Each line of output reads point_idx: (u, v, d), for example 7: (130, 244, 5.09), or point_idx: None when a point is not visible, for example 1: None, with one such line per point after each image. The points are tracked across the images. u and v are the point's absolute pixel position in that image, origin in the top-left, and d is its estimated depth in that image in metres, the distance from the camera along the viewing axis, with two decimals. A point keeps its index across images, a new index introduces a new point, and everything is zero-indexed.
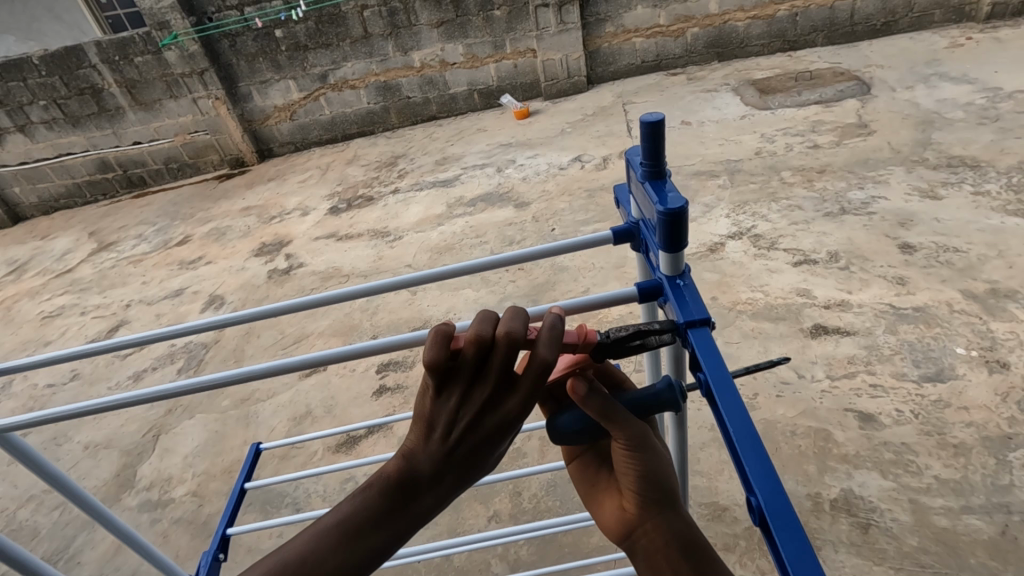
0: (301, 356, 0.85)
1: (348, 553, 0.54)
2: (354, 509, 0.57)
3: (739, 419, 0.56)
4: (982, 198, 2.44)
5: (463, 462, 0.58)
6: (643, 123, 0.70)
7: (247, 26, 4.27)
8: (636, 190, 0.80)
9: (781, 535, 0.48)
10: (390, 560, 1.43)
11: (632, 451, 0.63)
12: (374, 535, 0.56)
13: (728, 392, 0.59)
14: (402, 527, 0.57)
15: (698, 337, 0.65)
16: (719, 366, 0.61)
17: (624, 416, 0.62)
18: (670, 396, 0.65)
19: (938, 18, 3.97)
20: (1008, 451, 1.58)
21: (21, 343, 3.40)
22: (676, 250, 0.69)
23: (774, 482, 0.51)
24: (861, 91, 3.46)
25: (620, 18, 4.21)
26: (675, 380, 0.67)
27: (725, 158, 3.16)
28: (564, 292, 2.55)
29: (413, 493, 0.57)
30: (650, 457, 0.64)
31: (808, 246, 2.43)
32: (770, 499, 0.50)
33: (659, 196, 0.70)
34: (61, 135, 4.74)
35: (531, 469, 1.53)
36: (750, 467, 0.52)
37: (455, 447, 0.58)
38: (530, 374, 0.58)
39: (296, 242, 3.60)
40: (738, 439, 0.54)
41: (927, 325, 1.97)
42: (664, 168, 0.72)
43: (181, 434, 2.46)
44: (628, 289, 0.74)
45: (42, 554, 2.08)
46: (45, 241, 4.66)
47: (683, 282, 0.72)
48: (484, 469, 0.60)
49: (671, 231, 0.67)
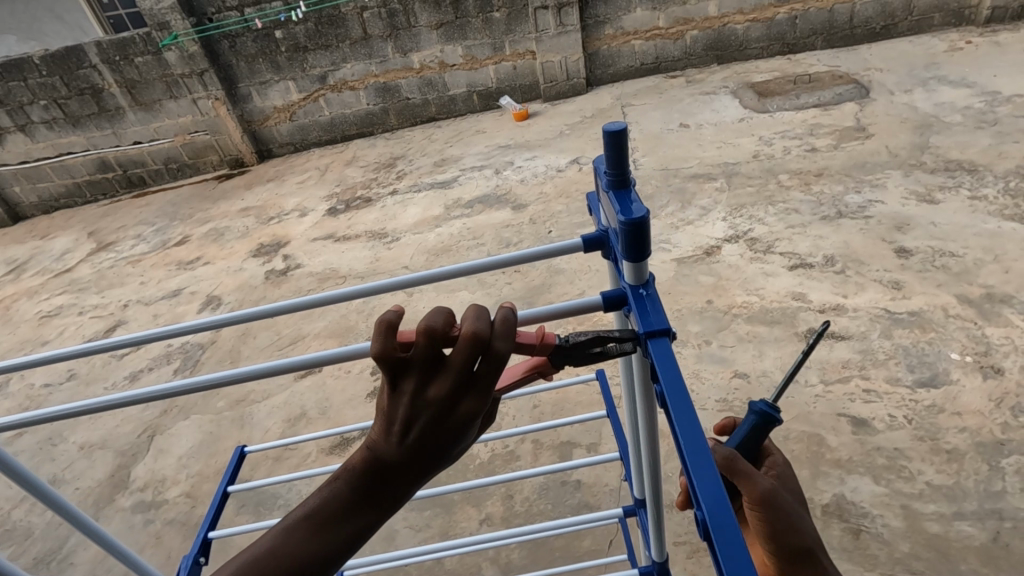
0: (298, 357, 0.85)
1: (321, 543, 0.56)
2: (323, 500, 0.57)
3: (693, 431, 0.55)
4: (980, 202, 2.44)
5: (431, 454, 0.56)
6: (606, 131, 0.69)
7: (247, 26, 4.28)
8: (603, 198, 0.79)
9: (725, 553, 0.47)
10: (381, 563, 1.42)
11: (757, 510, 0.66)
12: (345, 522, 0.56)
13: (681, 404, 0.58)
14: (374, 512, 0.57)
15: (657, 348, 0.64)
16: (675, 375, 0.60)
17: (750, 476, 0.65)
18: (769, 423, 0.72)
19: (938, 21, 3.96)
20: (1001, 457, 1.58)
21: (20, 342, 3.40)
22: (639, 258, 0.68)
23: (719, 496, 0.50)
24: (859, 94, 3.45)
25: (619, 21, 4.21)
26: (764, 405, 0.73)
27: (723, 161, 3.16)
28: (560, 294, 2.55)
29: (380, 485, 0.57)
30: (780, 516, 0.66)
31: (805, 249, 2.42)
32: (714, 513, 0.49)
33: (623, 205, 0.70)
34: (62, 135, 4.74)
35: (524, 473, 1.51)
36: (698, 482, 0.52)
37: (420, 442, 0.56)
38: (493, 368, 0.55)
39: (294, 243, 3.60)
40: (689, 455, 0.54)
41: (922, 330, 1.96)
42: (629, 176, 0.71)
43: (176, 435, 2.46)
44: (592, 298, 0.72)
45: (35, 554, 2.08)
46: (45, 240, 4.66)
47: (646, 291, 0.71)
48: (453, 459, 0.59)
49: (634, 239, 0.67)
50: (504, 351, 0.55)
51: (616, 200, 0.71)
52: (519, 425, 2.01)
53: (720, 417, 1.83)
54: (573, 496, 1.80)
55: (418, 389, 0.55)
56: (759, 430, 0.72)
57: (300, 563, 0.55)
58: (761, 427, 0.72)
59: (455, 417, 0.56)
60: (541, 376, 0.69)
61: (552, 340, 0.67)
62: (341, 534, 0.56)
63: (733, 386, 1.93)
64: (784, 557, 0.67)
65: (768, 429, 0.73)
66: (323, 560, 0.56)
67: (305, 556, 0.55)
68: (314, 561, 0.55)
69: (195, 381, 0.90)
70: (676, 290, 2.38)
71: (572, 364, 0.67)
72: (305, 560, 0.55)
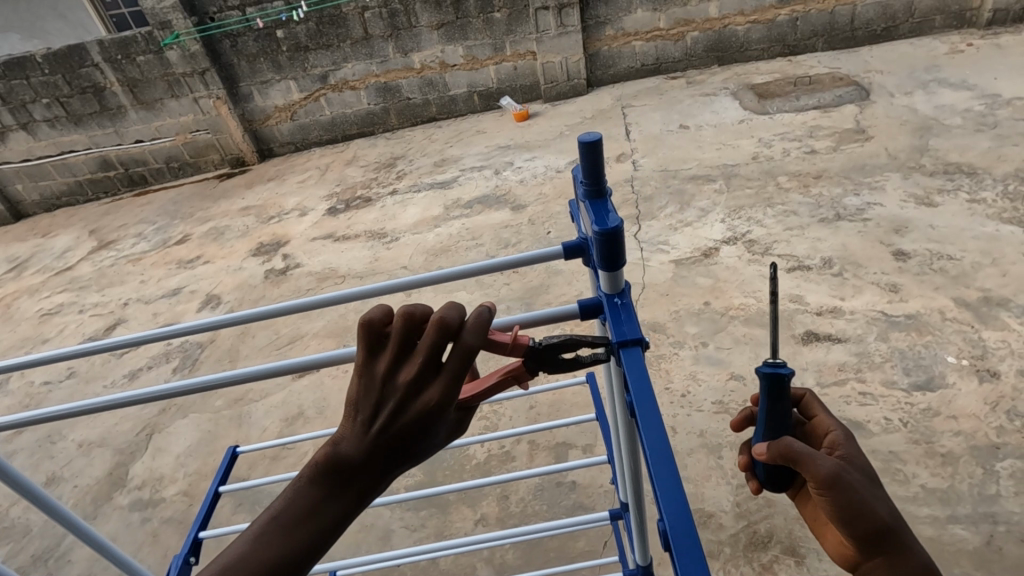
0: (295, 360, 0.86)
1: (285, 544, 0.53)
2: (287, 499, 0.55)
3: (658, 443, 0.60)
4: (979, 205, 2.44)
5: (402, 444, 0.57)
6: (581, 142, 0.75)
7: (249, 26, 4.29)
8: (582, 210, 0.85)
9: (680, 554, 0.51)
10: (374, 563, 1.42)
11: (829, 493, 0.63)
12: (312, 520, 0.54)
13: (650, 419, 0.63)
14: (343, 512, 0.55)
15: (628, 356, 0.70)
16: (645, 390, 0.66)
17: (812, 459, 0.63)
18: (783, 383, 0.66)
19: (939, 23, 3.96)
20: (996, 461, 1.58)
21: (20, 340, 3.41)
22: (614, 268, 0.76)
23: (680, 506, 0.54)
24: (859, 96, 3.45)
25: (620, 21, 4.21)
26: (772, 366, 0.66)
27: (722, 162, 3.16)
28: (557, 295, 2.56)
29: (348, 480, 0.56)
30: (853, 497, 0.64)
31: (802, 252, 2.42)
32: (674, 522, 0.53)
33: (598, 215, 0.77)
34: (64, 134, 4.76)
35: (519, 474, 1.50)
36: (660, 491, 0.56)
37: (392, 430, 0.57)
38: (461, 355, 0.58)
39: (294, 242, 3.61)
40: (654, 465, 0.58)
41: (918, 333, 1.97)
42: (604, 186, 0.78)
43: (174, 434, 2.47)
44: (570, 306, 0.79)
45: (33, 552, 2.08)
46: (46, 239, 4.68)
47: (621, 300, 0.78)
48: (421, 454, 0.58)
49: (608, 248, 0.74)
50: (473, 338, 0.58)
51: (593, 209, 0.78)
52: (515, 426, 2.01)
53: (716, 419, 1.84)
54: (568, 498, 1.80)
55: (393, 377, 0.58)
56: (777, 391, 0.67)
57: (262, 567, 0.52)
58: (777, 387, 0.66)
59: (423, 404, 0.57)
60: (518, 383, 0.71)
61: (525, 345, 0.70)
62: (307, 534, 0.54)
63: (729, 388, 1.93)
64: (865, 538, 0.66)
65: (783, 387, 0.66)
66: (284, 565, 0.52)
67: (268, 559, 0.52)
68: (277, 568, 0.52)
69: (197, 382, 0.92)
70: (673, 291, 2.38)
71: (545, 370, 0.71)
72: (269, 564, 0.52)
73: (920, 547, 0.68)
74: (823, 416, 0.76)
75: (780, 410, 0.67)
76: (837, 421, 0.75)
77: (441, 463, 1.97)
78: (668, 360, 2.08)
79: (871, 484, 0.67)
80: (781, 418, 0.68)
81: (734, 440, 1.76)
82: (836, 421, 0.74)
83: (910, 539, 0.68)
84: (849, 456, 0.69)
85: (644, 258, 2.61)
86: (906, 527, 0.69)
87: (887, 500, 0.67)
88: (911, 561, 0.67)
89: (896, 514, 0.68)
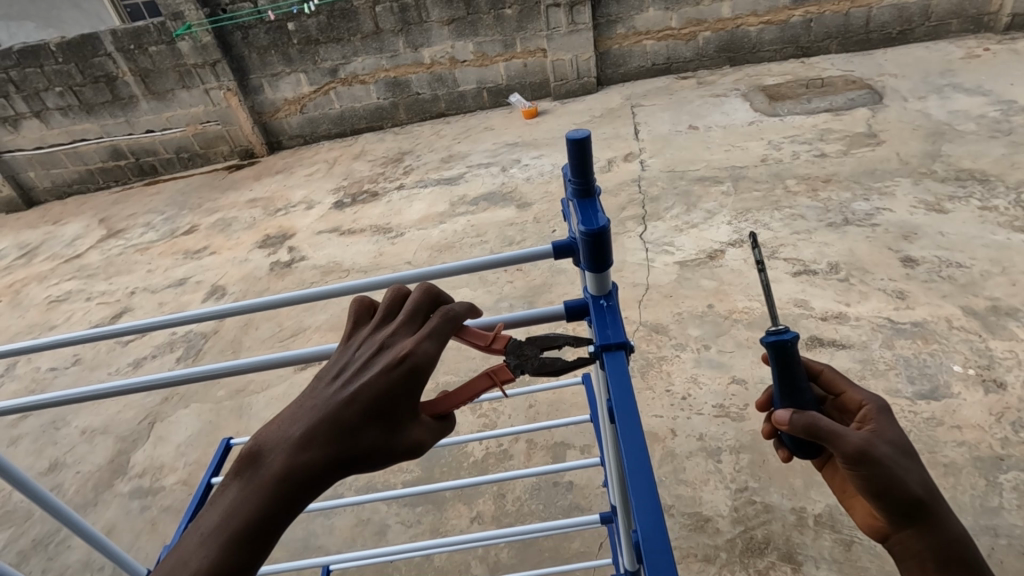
0: (288, 354, 0.85)
1: (213, 541, 0.49)
2: (237, 496, 0.52)
3: (636, 449, 0.60)
4: (990, 213, 2.40)
5: (356, 425, 0.55)
6: (569, 140, 0.74)
7: (260, 18, 4.28)
8: (571, 208, 0.84)
9: (654, 564, 0.50)
10: (364, 559, 1.40)
11: (857, 468, 0.65)
12: (259, 511, 0.51)
13: (632, 425, 0.62)
14: (291, 499, 0.52)
15: (612, 359, 0.70)
16: (627, 387, 0.66)
17: (838, 435, 0.64)
18: (791, 349, 0.65)
19: (956, 27, 3.90)
20: (999, 473, 1.55)
21: (28, 326, 3.44)
22: (601, 270, 0.76)
23: (658, 519, 0.54)
24: (873, 100, 3.40)
25: (631, 20, 4.18)
26: (779, 333, 0.65)
27: (730, 164, 3.13)
28: (560, 294, 2.54)
29: (291, 468, 0.52)
30: (882, 473, 0.65)
31: (809, 256, 2.39)
32: (649, 536, 0.52)
33: (587, 215, 0.77)
34: (76, 122, 4.78)
35: (517, 472, 1.47)
36: (638, 501, 0.56)
37: (350, 409, 0.55)
38: (438, 328, 0.62)
39: (299, 235, 3.61)
40: (632, 473, 0.58)
41: (924, 341, 1.94)
42: (592, 184, 0.78)
43: (175, 423, 2.48)
44: (556, 307, 0.79)
45: (33, 537, 2.10)
46: (57, 226, 4.72)
47: (607, 302, 0.78)
48: (383, 435, 0.56)
49: (596, 249, 0.75)
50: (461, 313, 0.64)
51: (581, 209, 0.78)
52: (513, 425, 2.00)
53: (716, 423, 1.82)
54: (564, 498, 1.79)
55: (363, 353, 0.61)
56: (785, 360, 0.65)
57: (188, 566, 0.48)
58: (783, 357, 0.65)
59: (387, 378, 0.57)
60: (497, 383, 0.68)
61: (505, 342, 0.72)
62: (238, 530, 0.50)
63: (730, 392, 1.91)
64: (896, 510, 0.68)
65: (791, 354, 0.65)
66: (209, 563, 0.48)
67: (212, 554, 0.48)
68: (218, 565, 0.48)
69: (192, 372, 0.92)
70: (677, 293, 2.36)
71: (529, 371, 0.70)
72: (192, 562, 0.48)
73: (951, 519, 0.70)
74: (853, 389, 0.75)
75: (795, 381, 0.66)
76: (870, 394, 0.74)
77: (439, 460, 1.97)
78: (669, 362, 2.06)
79: (904, 458, 0.67)
80: (799, 389, 0.67)
81: (733, 444, 1.75)
82: (868, 394, 0.73)
83: (942, 512, 0.69)
84: (881, 429, 0.69)
85: (648, 259, 2.59)
86: (939, 500, 0.70)
87: (921, 473, 0.68)
88: (940, 532, 0.69)
89: (930, 487, 0.69)
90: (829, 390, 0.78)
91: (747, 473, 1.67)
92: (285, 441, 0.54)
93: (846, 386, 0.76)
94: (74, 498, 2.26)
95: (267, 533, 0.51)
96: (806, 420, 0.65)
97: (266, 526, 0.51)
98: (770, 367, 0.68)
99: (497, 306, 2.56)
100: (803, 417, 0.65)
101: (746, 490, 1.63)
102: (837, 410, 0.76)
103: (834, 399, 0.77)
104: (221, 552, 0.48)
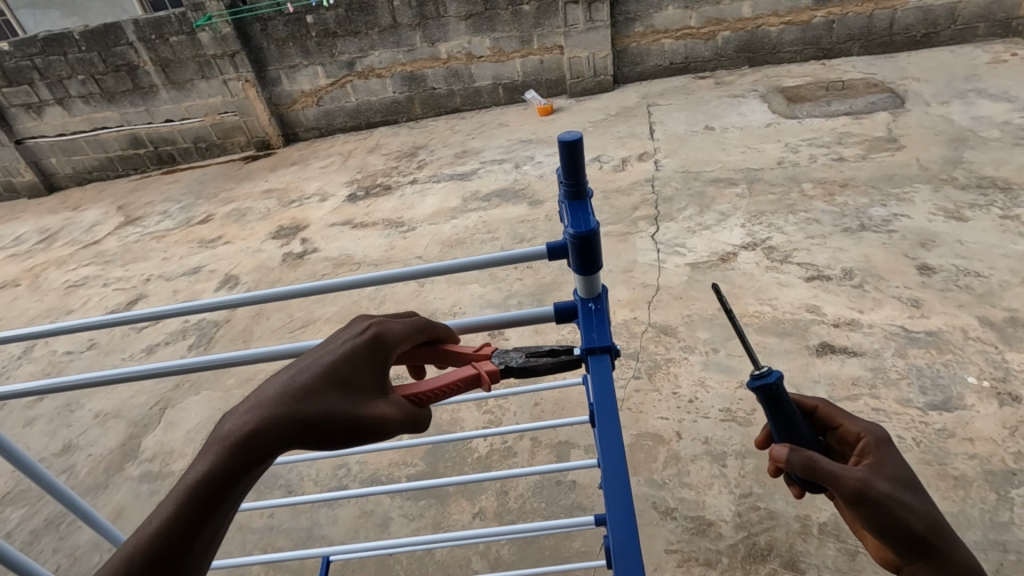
0: (289, 347, 0.86)
1: (163, 506, 0.49)
2: (198, 458, 0.52)
3: (614, 462, 0.60)
4: (1011, 222, 2.35)
5: (317, 389, 0.57)
6: (561, 142, 0.73)
7: (279, 10, 4.29)
8: (563, 211, 0.84)
9: (621, 569, 0.51)
10: (363, 550, 1.40)
11: (855, 503, 0.64)
12: (214, 468, 0.50)
13: (611, 435, 0.63)
14: (247, 460, 0.51)
15: (596, 363, 0.72)
16: (608, 393, 0.67)
17: (837, 475, 0.64)
18: (776, 387, 0.65)
19: (983, 31, 3.81)
20: (1011, 487, 1.52)
21: (46, 309, 3.50)
22: (590, 273, 0.77)
23: (631, 527, 0.54)
24: (893, 104, 3.34)
25: (650, 18, 4.14)
26: (763, 373, 0.65)
27: (746, 166, 3.10)
28: (569, 292, 2.52)
29: (243, 427, 0.52)
30: (882, 511, 0.64)
31: (822, 261, 2.36)
32: (620, 542, 0.53)
33: (576, 218, 0.77)
34: (97, 110, 4.86)
35: (520, 471, 1.44)
36: (612, 509, 0.56)
37: (312, 375, 0.58)
38: (410, 324, 0.70)
39: (312, 227, 3.64)
40: (609, 482, 0.58)
41: (938, 350, 1.90)
42: (584, 185, 0.76)
43: (186, 410, 2.51)
44: (546, 308, 0.80)
45: (46, 516, 2.14)
46: (77, 212, 4.79)
47: (596, 305, 0.79)
48: (341, 400, 0.57)
49: (584, 254, 0.76)
50: (440, 326, 0.75)
51: (572, 211, 0.78)
52: (518, 423, 2.00)
53: (721, 427, 1.80)
54: (567, 497, 1.79)
55: (338, 337, 0.66)
56: (773, 399, 0.66)
57: (145, 529, 0.48)
58: (770, 395, 0.66)
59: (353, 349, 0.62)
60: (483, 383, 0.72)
61: (490, 351, 0.80)
62: (191, 488, 0.49)
63: (738, 396, 1.89)
64: (901, 547, 0.66)
65: (775, 394, 0.65)
66: (160, 521, 0.48)
67: (170, 510, 0.48)
68: (172, 523, 0.48)
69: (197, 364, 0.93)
70: (687, 295, 2.34)
71: (517, 374, 0.75)
72: (148, 523, 0.48)
73: (962, 551, 0.67)
74: (851, 420, 0.75)
75: (787, 418, 0.67)
76: (869, 424, 0.73)
77: (443, 455, 1.97)
78: (677, 364, 2.05)
79: (904, 493, 0.66)
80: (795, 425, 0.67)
81: (738, 449, 1.73)
82: (867, 424, 0.73)
83: (952, 545, 0.67)
84: (879, 463, 0.68)
85: (660, 260, 2.57)
86: (949, 533, 0.67)
87: (926, 508, 0.67)
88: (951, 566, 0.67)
89: (937, 522, 0.67)
90: (828, 423, 0.77)
91: (752, 478, 1.65)
92: (242, 408, 0.55)
93: (843, 418, 0.75)
94: (86, 480, 2.30)
95: (221, 494, 0.50)
96: (803, 458, 0.64)
97: (217, 487, 0.50)
98: (761, 405, 0.68)
99: (505, 304, 2.56)
100: (799, 455, 0.64)
101: (751, 496, 1.61)
102: (838, 442, 0.76)
103: (834, 431, 0.77)
104: (170, 511, 0.48)
